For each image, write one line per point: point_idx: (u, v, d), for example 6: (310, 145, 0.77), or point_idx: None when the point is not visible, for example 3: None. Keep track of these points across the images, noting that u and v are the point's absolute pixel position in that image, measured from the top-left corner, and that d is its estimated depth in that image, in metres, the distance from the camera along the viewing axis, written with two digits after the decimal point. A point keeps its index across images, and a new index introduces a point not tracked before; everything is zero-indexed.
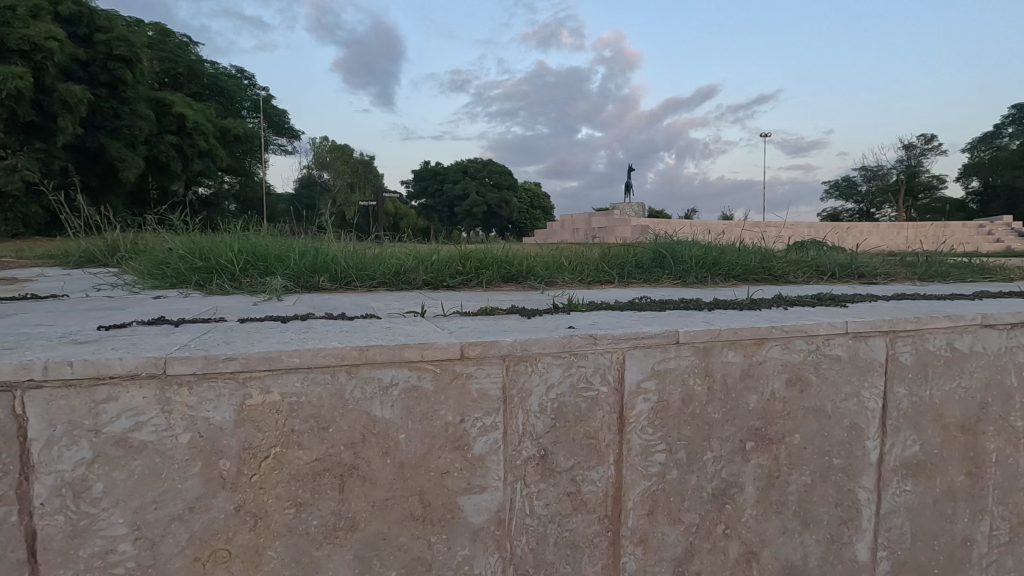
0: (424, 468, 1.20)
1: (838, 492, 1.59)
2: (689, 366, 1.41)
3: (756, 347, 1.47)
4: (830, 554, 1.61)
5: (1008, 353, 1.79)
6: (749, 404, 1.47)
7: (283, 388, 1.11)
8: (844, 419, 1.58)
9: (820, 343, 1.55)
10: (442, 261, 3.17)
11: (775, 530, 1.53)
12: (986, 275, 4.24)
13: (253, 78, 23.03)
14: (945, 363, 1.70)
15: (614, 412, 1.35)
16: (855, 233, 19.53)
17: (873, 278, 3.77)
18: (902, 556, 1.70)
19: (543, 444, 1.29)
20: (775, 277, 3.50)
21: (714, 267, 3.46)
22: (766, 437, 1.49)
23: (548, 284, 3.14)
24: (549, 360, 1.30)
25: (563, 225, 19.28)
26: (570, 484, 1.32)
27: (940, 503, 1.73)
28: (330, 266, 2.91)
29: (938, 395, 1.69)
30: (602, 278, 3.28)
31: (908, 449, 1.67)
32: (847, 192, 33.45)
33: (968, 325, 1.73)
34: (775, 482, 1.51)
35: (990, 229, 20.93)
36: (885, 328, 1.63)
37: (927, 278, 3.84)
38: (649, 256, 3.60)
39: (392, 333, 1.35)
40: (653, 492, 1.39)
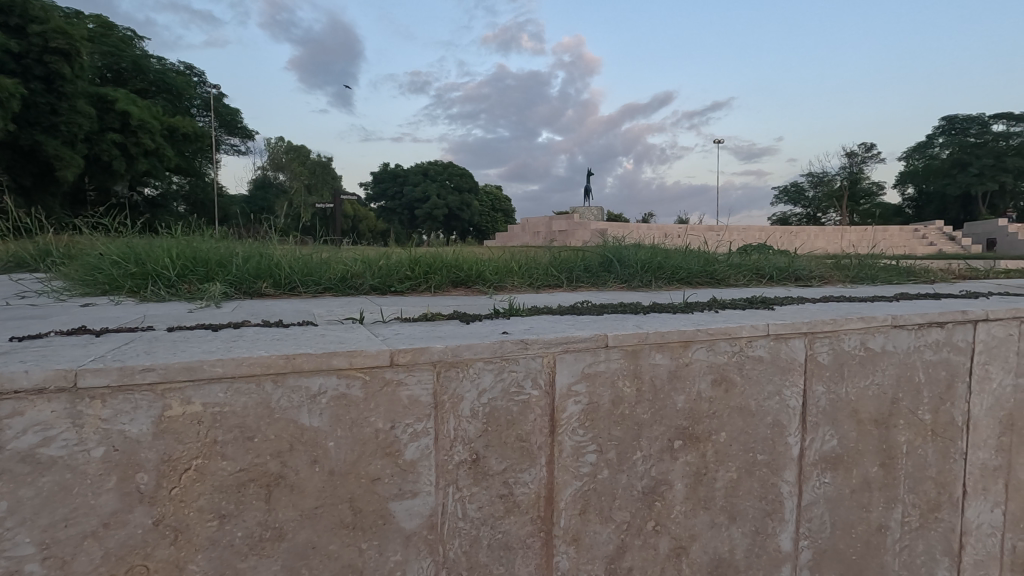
0: (355, 475, 1.20)
1: (762, 486, 1.68)
2: (618, 369, 1.46)
3: (682, 349, 1.54)
4: (756, 546, 1.69)
5: (916, 352, 1.92)
6: (676, 405, 1.53)
7: (205, 398, 1.09)
8: (767, 416, 1.66)
9: (744, 344, 1.62)
10: (390, 266, 3.16)
11: (703, 525, 1.60)
12: (912, 277, 4.52)
13: (203, 75, 22.27)
14: (860, 361, 1.81)
15: (546, 415, 1.39)
16: (802, 237, 20.48)
17: (808, 281, 3.96)
18: (822, 545, 1.80)
19: (475, 448, 1.32)
20: (717, 281, 3.64)
21: (659, 270, 3.56)
22: (693, 436, 1.56)
23: (496, 288, 3.17)
24: (481, 365, 1.33)
25: (524, 228, 19.41)
26: (503, 487, 1.34)
27: (857, 493, 1.85)
28: (274, 271, 2.85)
29: (853, 391, 1.80)
30: (550, 282, 3.34)
31: (827, 444, 1.77)
32: (795, 197, 34.99)
33: (881, 325, 1.85)
34: (703, 478, 1.58)
35: (924, 233, 22.28)
36: (805, 330, 1.72)
37: (857, 281, 4.06)
38: (597, 261, 3.69)
39: (325, 340, 1.35)
40: (585, 492, 1.43)
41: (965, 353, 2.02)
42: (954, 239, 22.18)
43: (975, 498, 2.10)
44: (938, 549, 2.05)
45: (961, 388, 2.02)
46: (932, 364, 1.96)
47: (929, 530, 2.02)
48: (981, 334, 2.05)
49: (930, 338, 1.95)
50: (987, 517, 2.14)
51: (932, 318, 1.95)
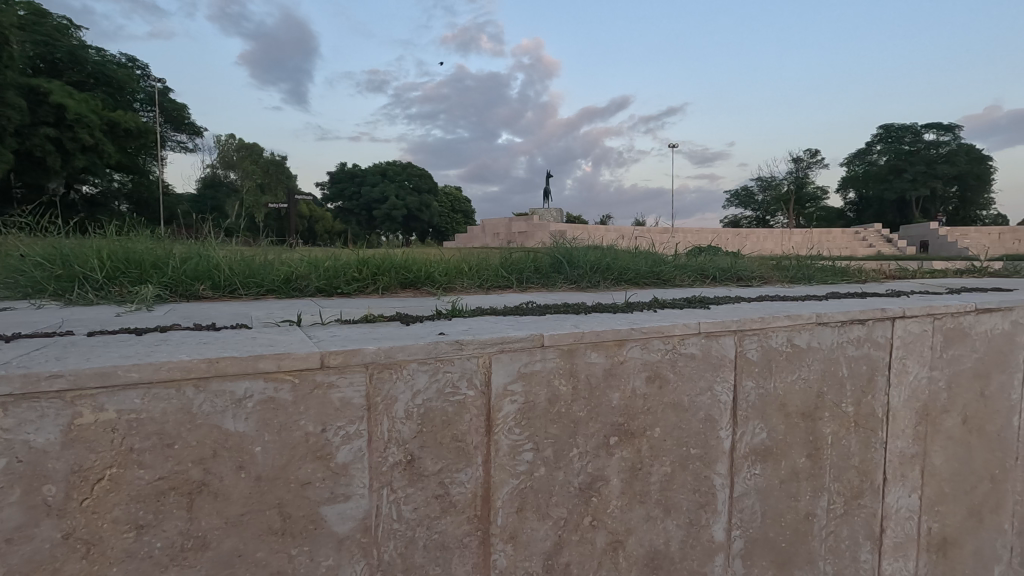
0: (284, 480, 1.18)
1: (696, 479, 1.74)
2: (554, 368, 1.49)
3: (617, 348, 1.58)
4: (691, 537, 1.74)
5: (840, 347, 2.03)
6: (611, 402, 1.57)
7: (119, 405, 1.05)
8: (699, 411, 1.73)
9: (676, 343, 1.68)
10: (337, 267, 3.11)
11: (639, 519, 1.64)
12: (845, 278, 4.78)
13: (146, 67, 21.26)
14: (787, 358, 1.90)
15: (482, 414, 1.40)
16: (752, 239, 21.28)
17: (749, 281, 4.13)
18: (753, 534, 1.88)
19: (410, 449, 1.31)
20: (663, 281, 3.75)
21: (607, 271, 3.64)
22: (628, 432, 1.60)
23: (445, 290, 3.17)
24: (415, 366, 1.33)
25: (483, 229, 19.42)
26: (439, 487, 1.35)
27: (786, 483, 1.94)
28: (213, 273, 2.76)
29: (781, 386, 1.89)
30: (500, 283, 3.36)
31: (757, 436, 1.85)
32: (745, 200, 36.35)
33: (806, 323, 1.95)
34: (638, 473, 1.62)
35: (863, 235, 23.51)
36: (735, 328, 1.79)
37: (794, 281, 4.27)
38: (548, 261, 3.74)
39: (254, 343, 1.32)
40: (522, 490, 1.45)
41: (884, 348, 2.15)
42: (890, 241, 23.49)
43: (895, 484, 2.24)
44: (862, 533, 2.17)
45: (881, 381, 2.14)
46: (854, 359, 2.08)
47: (853, 516, 2.14)
48: (899, 330, 2.18)
49: (852, 334, 2.06)
50: (906, 501, 2.28)
51: (854, 316, 2.06)
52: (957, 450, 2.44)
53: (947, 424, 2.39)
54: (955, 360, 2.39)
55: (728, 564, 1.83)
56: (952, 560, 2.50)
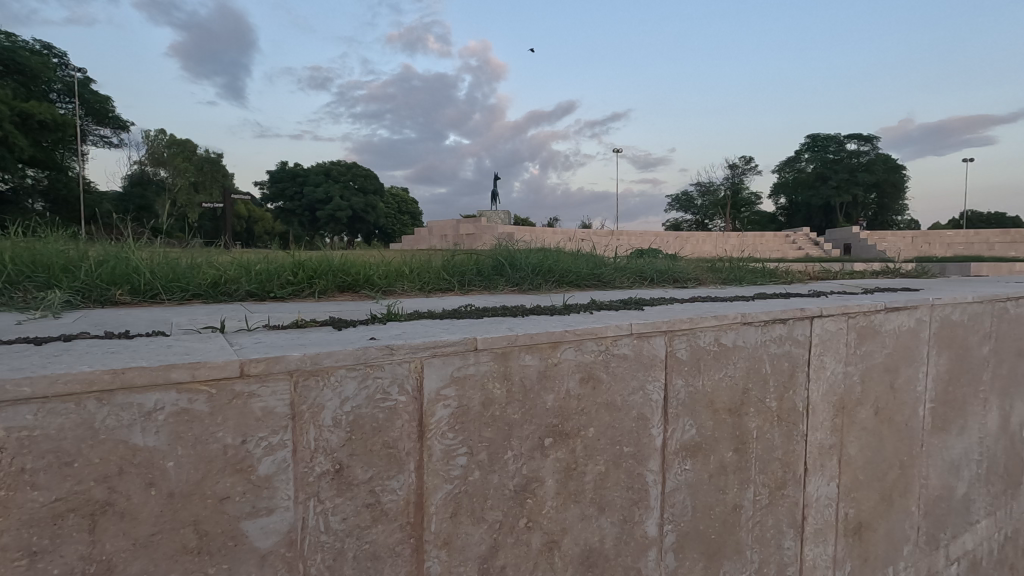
0: (199, 496, 1.12)
1: (629, 477, 1.78)
2: (488, 371, 1.49)
3: (551, 350, 1.59)
4: (624, 533, 1.78)
5: (763, 346, 2.14)
6: (546, 404, 1.59)
7: (9, 422, 0.97)
8: (632, 410, 1.77)
9: (609, 343, 1.72)
10: (270, 270, 2.99)
11: (574, 518, 1.66)
12: (773, 279, 5.05)
13: (64, 55, 19.81)
14: (714, 356, 1.98)
15: (414, 420, 1.38)
16: (691, 242, 22.14)
17: (685, 283, 4.28)
18: (684, 527, 1.94)
19: (339, 458, 1.28)
20: (603, 283, 3.83)
21: (548, 273, 3.68)
22: (563, 433, 1.62)
23: (385, 294, 3.11)
24: (343, 372, 1.29)
25: (431, 232, 19.26)
26: (369, 495, 1.32)
27: (714, 477, 2.02)
28: (132, 277, 2.59)
29: (709, 383, 1.97)
30: (441, 286, 3.33)
31: (686, 433, 1.92)
32: (686, 204, 37.80)
33: (732, 323, 2.03)
34: (573, 473, 1.65)
35: (793, 238, 24.93)
36: (665, 328, 1.85)
37: (726, 283, 4.47)
38: (490, 264, 3.74)
39: (168, 352, 1.25)
40: (456, 494, 1.44)
41: (804, 346, 2.28)
42: (817, 244, 25.00)
43: (814, 474, 2.38)
44: (785, 522, 2.29)
45: (801, 376, 2.27)
46: (776, 357, 2.19)
47: (777, 506, 2.26)
48: (817, 328, 2.32)
49: (775, 333, 2.17)
50: (825, 489, 2.43)
51: (776, 316, 2.17)
52: (870, 439, 2.61)
53: (861, 416, 2.56)
54: (868, 356, 2.56)
55: (660, 558, 1.88)
56: (866, 543, 2.68)
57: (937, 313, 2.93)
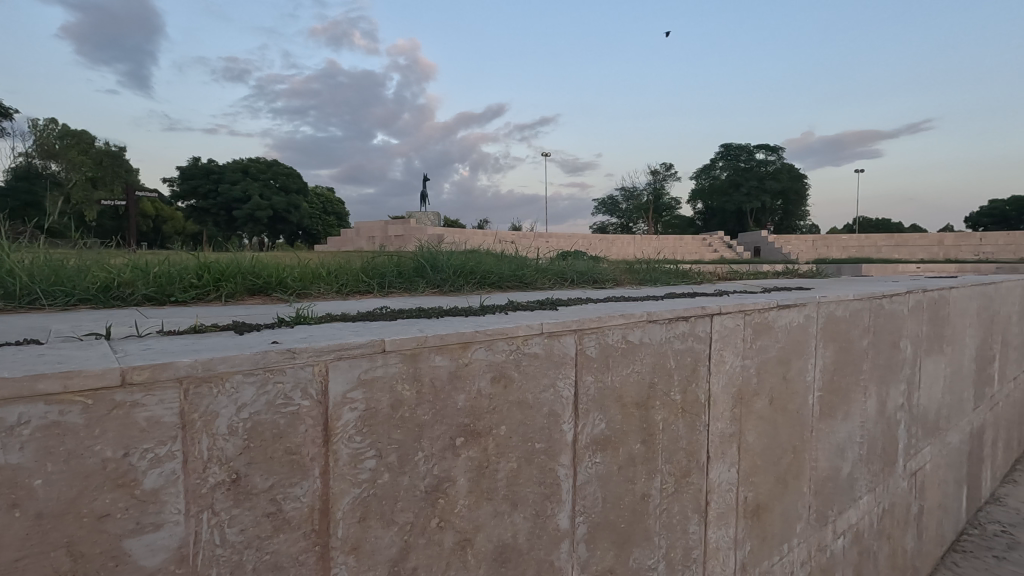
0: (73, 515, 1.04)
1: (541, 472, 1.83)
2: (396, 373, 1.48)
3: (462, 350, 1.61)
4: (537, 528, 1.83)
5: (668, 342, 2.27)
6: (457, 404, 1.60)
7: None
8: (544, 407, 1.83)
9: (520, 343, 1.76)
10: (172, 273, 2.81)
11: (487, 515, 1.69)
12: (686, 280, 5.35)
13: None
14: (622, 353, 2.08)
15: (319, 425, 1.35)
16: (616, 244, 23.00)
17: (603, 283, 4.45)
18: (595, 519, 2.02)
19: (236, 467, 1.23)
20: (524, 284, 3.90)
21: (470, 275, 3.71)
22: (474, 432, 1.64)
23: (298, 296, 3.00)
24: (240, 378, 1.24)
25: (359, 233, 18.81)
26: (270, 504, 1.28)
27: (624, 469, 2.11)
28: (6, 282, 2.36)
29: (617, 379, 2.07)
30: (360, 288, 3.26)
31: (596, 428, 2.00)
32: (612, 208, 39.18)
33: (638, 321, 2.14)
34: (485, 471, 1.67)
35: (709, 241, 26.50)
36: (575, 327, 1.91)
37: (642, 283, 4.68)
38: (411, 265, 3.71)
39: (39, 361, 1.16)
40: (364, 499, 1.42)
41: (705, 341, 2.43)
42: (730, 247, 26.71)
43: (716, 461, 2.54)
44: (690, 508, 2.43)
45: (702, 370, 2.43)
46: (680, 352, 2.33)
47: (683, 493, 2.40)
48: (716, 325, 2.48)
49: (678, 330, 2.31)
50: (726, 475, 2.60)
51: (679, 313, 2.31)
52: (766, 426, 2.83)
53: (758, 405, 2.77)
54: (763, 350, 2.77)
55: (573, 550, 1.95)
56: (764, 523, 2.90)
57: (824, 310, 3.22)
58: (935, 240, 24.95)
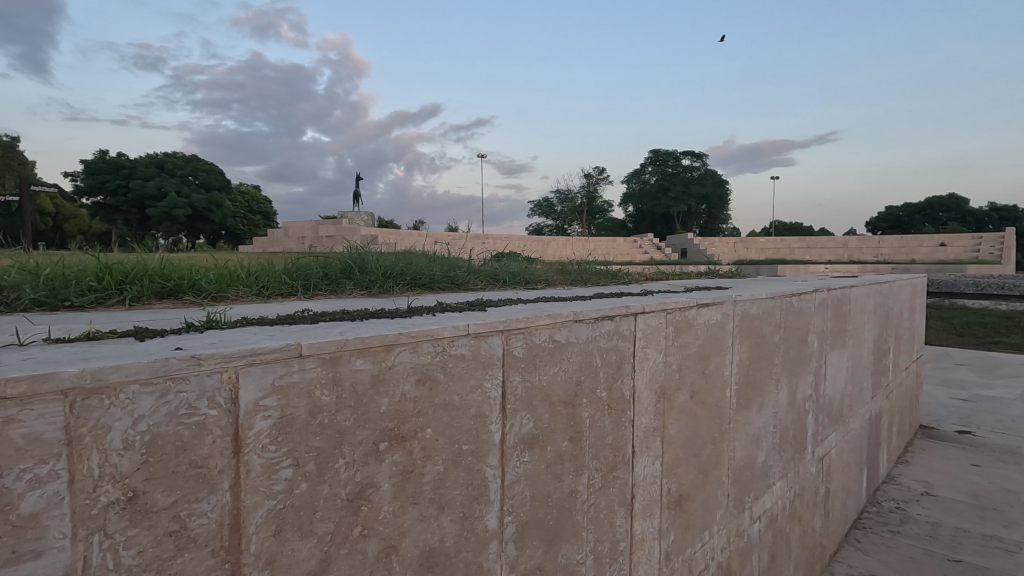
0: None
1: (468, 474, 1.82)
2: (314, 378, 1.42)
3: (384, 353, 1.57)
4: (465, 530, 1.82)
5: (593, 341, 2.32)
6: (380, 408, 1.56)
7: None
8: (471, 409, 1.82)
9: (445, 344, 1.74)
10: (67, 276, 2.58)
11: (413, 520, 1.66)
12: (615, 280, 5.51)
13: None
14: (549, 352, 2.11)
15: (228, 435, 1.28)
16: (552, 246, 23.38)
17: (535, 284, 4.51)
18: (524, 517, 2.04)
19: (132, 484, 1.13)
20: (456, 286, 3.88)
21: (399, 276, 3.64)
22: (398, 436, 1.61)
23: (214, 300, 2.83)
24: (136, 389, 1.15)
25: (287, 233, 18.07)
26: (172, 522, 1.19)
27: (551, 466, 2.14)
28: None
29: (544, 378, 2.09)
30: (282, 290, 3.13)
31: (524, 427, 2.01)
32: (547, 210, 39.81)
33: (565, 321, 2.18)
34: (410, 475, 1.64)
35: (639, 243, 27.48)
36: (502, 328, 1.92)
37: (573, 284, 4.78)
38: (338, 267, 3.60)
39: None
40: (279, 511, 1.36)
41: (629, 339, 2.51)
42: (659, 250, 27.81)
43: (641, 455, 2.63)
44: (617, 501, 2.50)
45: (627, 367, 2.51)
46: (606, 350, 2.39)
47: (609, 488, 2.46)
48: (640, 324, 2.57)
49: (604, 329, 2.37)
50: (651, 468, 2.70)
51: (604, 313, 2.37)
52: (687, 420, 2.96)
53: (679, 400, 2.89)
54: (684, 346, 2.90)
55: (501, 550, 1.95)
56: (687, 512, 3.03)
57: (739, 308, 3.41)
58: (840, 243, 27.15)
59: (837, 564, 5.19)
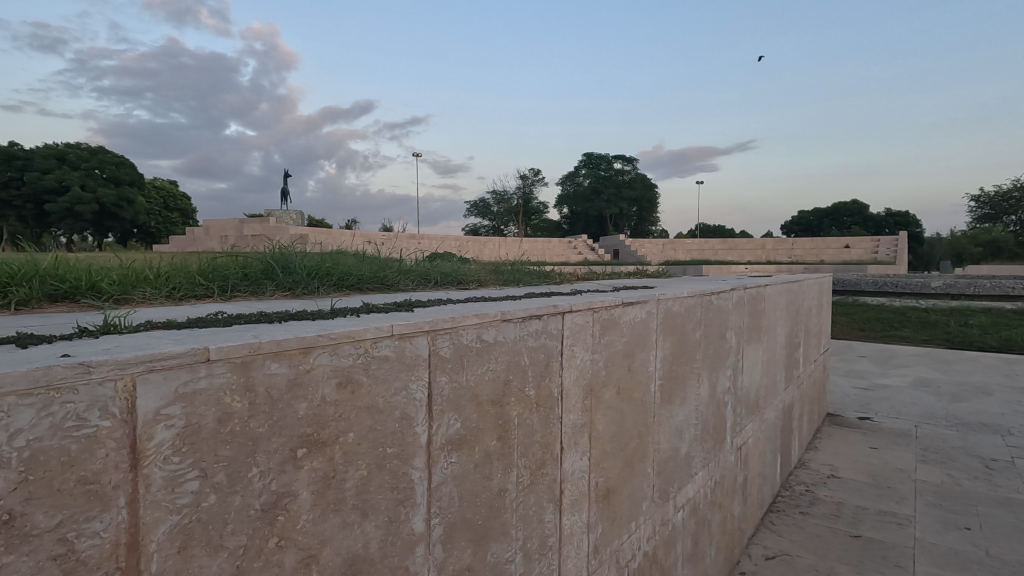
0: None
1: (394, 477, 1.79)
2: (223, 384, 1.35)
3: (302, 356, 1.52)
4: (390, 535, 1.78)
5: (521, 341, 2.34)
6: (297, 413, 1.50)
7: None
8: (395, 411, 1.79)
9: (368, 346, 1.70)
10: None
11: (334, 528, 1.60)
12: (547, 280, 5.60)
13: None
14: (476, 352, 2.11)
15: (123, 448, 1.19)
16: (488, 247, 23.47)
17: (467, 284, 4.50)
18: (452, 519, 2.02)
19: (8, 506, 1.04)
20: (385, 286, 3.80)
21: (325, 276, 3.53)
22: (318, 441, 1.55)
23: (118, 303, 2.63)
24: (13, 400, 1.05)
25: (209, 232, 17.08)
26: (58, 545, 1.09)
27: (479, 466, 2.14)
28: None
29: (472, 378, 2.09)
30: (196, 292, 2.95)
31: (451, 428, 2.00)
32: (484, 211, 39.89)
33: (493, 320, 2.19)
34: (331, 482, 1.59)
35: (574, 245, 28.10)
36: (428, 328, 1.90)
37: (505, 284, 4.82)
38: (259, 267, 3.44)
39: None
40: (184, 527, 1.28)
41: (557, 338, 2.56)
42: (593, 251, 28.57)
43: (569, 451, 2.69)
44: (545, 498, 2.54)
45: (555, 365, 2.55)
46: (533, 349, 2.42)
47: (538, 484, 2.49)
48: (567, 322, 2.62)
49: (532, 328, 2.40)
50: (578, 463, 2.76)
51: (532, 312, 2.40)
52: (613, 415, 3.06)
53: (606, 396, 2.98)
54: (610, 344, 2.99)
55: (428, 552, 1.93)
56: (614, 505, 3.12)
57: (663, 306, 3.56)
58: (758, 245, 28.95)
59: (754, 546, 5.52)
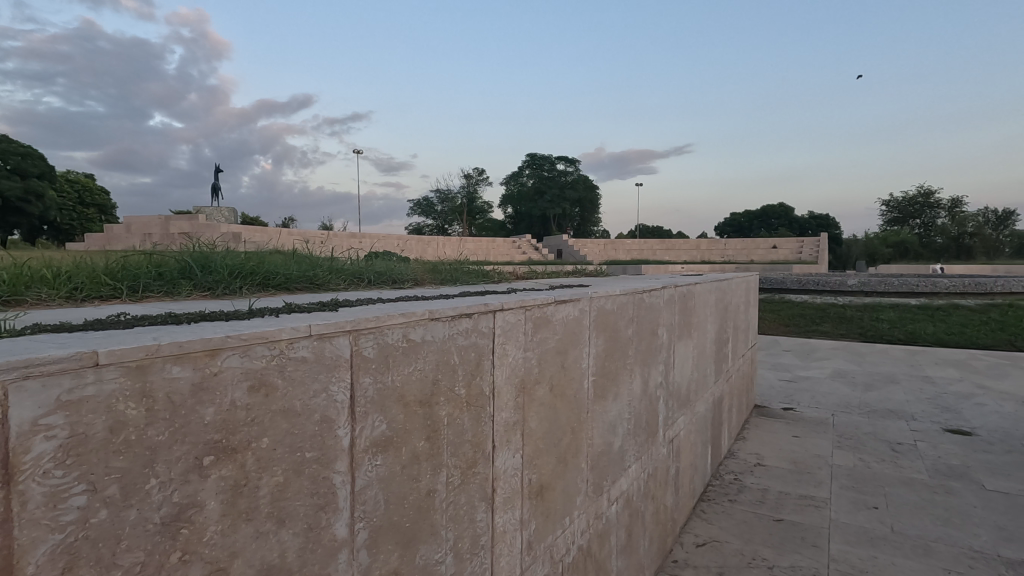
0: None
1: (313, 482, 1.73)
2: (114, 390, 1.26)
3: (208, 358, 1.43)
4: (309, 542, 1.72)
5: (450, 339, 2.32)
6: (203, 419, 1.42)
7: None
8: (314, 414, 1.73)
9: (283, 347, 1.63)
10: None
11: (246, 538, 1.52)
12: (485, 279, 5.60)
13: None
14: (402, 351, 2.07)
15: None
16: (432, 246, 23.25)
17: (402, 283, 4.43)
18: (378, 522, 1.97)
19: None
20: (314, 286, 3.67)
21: (247, 276, 3.36)
22: (227, 448, 1.47)
23: (8, 305, 2.41)
24: None
25: (130, 230, 16.00)
26: None
27: (407, 468, 2.11)
28: None
29: (398, 378, 2.05)
30: (102, 292, 2.74)
31: (376, 429, 1.95)
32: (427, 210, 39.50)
33: (420, 319, 2.16)
34: (242, 490, 1.51)
35: (518, 245, 28.32)
36: (350, 328, 1.84)
37: (441, 282, 4.77)
38: (176, 266, 3.24)
39: None
40: (69, 546, 1.18)
41: (488, 336, 2.55)
42: (537, 251, 28.90)
43: (501, 449, 2.69)
44: (477, 497, 2.53)
45: (486, 364, 2.54)
46: (463, 348, 2.41)
47: (469, 484, 2.48)
48: (499, 321, 2.62)
49: (461, 327, 2.38)
50: (511, 461, 2.77)
51: (462, 311, 2.38)
52: (546, 412, 3.09)
53: (539, 393, 3.00)
54: (542, 341, 3.02)
55: (352, 558, 1.87)
56: (547, 501, 3.16)
57: (595, 304, 3.63)
58: (693, 245, 30.19)
59: (686, 534, 5.73)
